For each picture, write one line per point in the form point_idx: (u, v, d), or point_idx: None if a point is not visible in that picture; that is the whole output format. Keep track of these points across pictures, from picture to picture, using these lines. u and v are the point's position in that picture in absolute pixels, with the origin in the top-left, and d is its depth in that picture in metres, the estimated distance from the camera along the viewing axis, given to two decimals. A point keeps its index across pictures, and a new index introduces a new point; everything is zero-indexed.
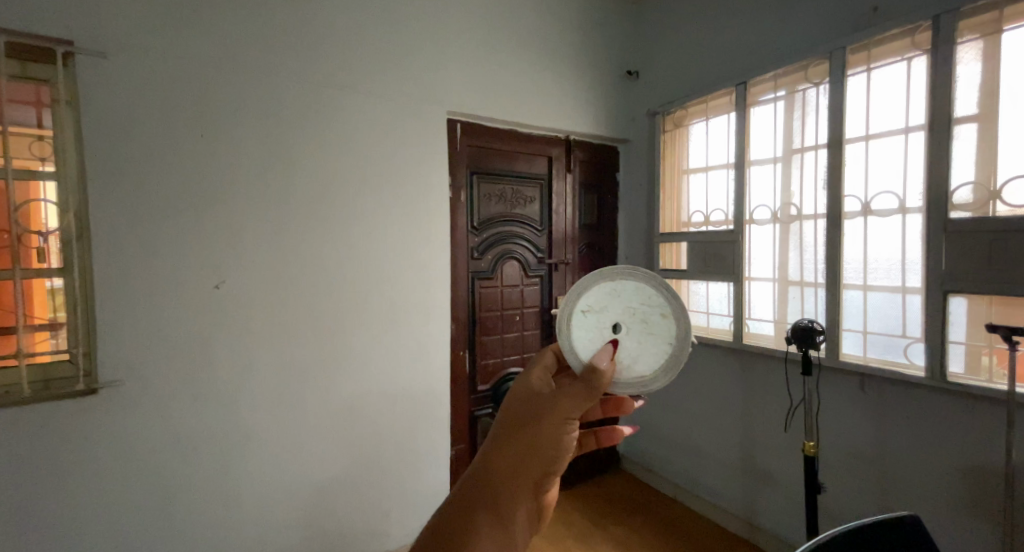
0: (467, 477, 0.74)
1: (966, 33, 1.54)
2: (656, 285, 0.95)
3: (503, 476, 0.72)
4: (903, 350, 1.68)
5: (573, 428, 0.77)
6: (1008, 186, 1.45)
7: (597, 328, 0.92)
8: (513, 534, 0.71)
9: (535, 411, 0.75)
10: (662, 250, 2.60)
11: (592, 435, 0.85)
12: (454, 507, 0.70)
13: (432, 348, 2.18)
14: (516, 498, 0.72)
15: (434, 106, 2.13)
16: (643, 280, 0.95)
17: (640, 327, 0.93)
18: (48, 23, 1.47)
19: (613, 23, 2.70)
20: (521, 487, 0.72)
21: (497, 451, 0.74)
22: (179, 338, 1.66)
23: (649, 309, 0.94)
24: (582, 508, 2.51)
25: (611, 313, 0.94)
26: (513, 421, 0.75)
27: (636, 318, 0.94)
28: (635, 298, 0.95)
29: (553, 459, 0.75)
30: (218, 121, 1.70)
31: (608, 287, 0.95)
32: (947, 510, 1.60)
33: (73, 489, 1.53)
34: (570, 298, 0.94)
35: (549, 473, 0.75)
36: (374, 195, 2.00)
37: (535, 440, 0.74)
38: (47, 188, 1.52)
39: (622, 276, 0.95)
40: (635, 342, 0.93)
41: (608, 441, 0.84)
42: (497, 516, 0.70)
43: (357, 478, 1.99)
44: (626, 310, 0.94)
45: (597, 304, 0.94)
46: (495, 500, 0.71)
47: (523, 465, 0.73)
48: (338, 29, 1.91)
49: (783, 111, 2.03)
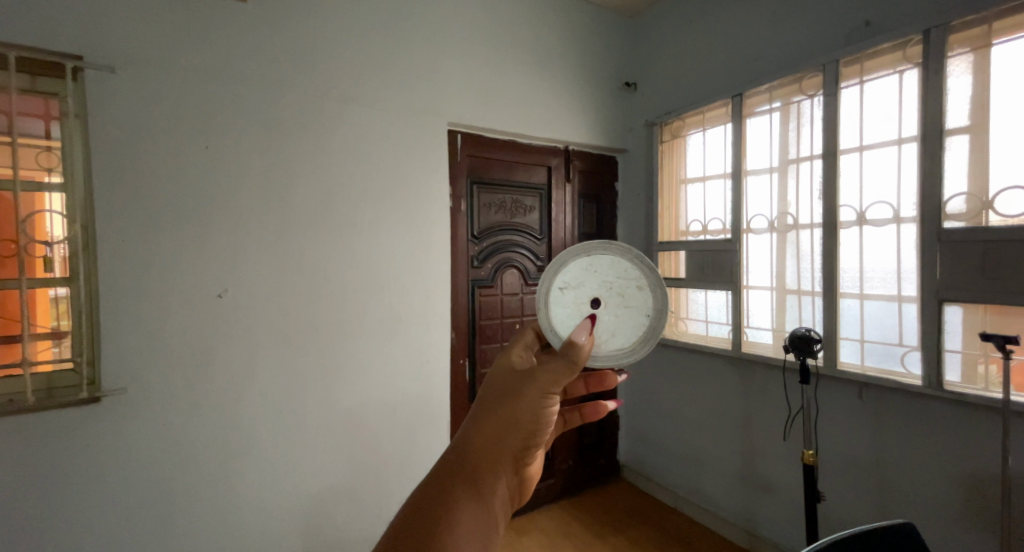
0: (449, 452, 0.77)
1: (956, 46, 1.57)
2: (631, 258, 1.04)
3: (484, 449, 0.75)
4: (900, 359, 1.70)
5: (553, 403, 0.82)
6: (999, 197, 1.47)
7: (575, 303, 1.02)
8: (494, 505, 0.74)
9: (517, 386, 0.80)
10: (662, 258, 2.62)
11: (578, 411, 1.00)
12: (435, 481, 0.73)
13: (432, 355, 2.19)
14: (496, 470, 0.75)
15: (434, 117, 2.17)
16: (618, 254, 1.05)
17: (617, 299, 1.04)
18: (58, 37, 1.50)
19: (612, 35, 2.75)
20: (503, 460, 0.76)
21: (478, 426, 0.77)
22: (181, 347, 1.67)
23: (625, 282, 1.04)
24: (583, 517, 2.50)
25: (589, 288, 1.04)
26: (494, 396, 0.79)
27: (613, 292, 1.04)
28: (611, 272, 1.05)
29: (532, 433, 0.79)
30: (223, 133, 1.73)
31: (585, 263, 1.05)
32: (945, 519, 1.60)
33: (76, 498, 1.54)
34: (548, 276, 1.04)
35: (529, 447, 0.79)
36: (374, 205, 2.03)
37: (517, 414, 0.78)
38: (53, 198, 1.54)
39: (596, 252, 1.05)
40: (613, 314, 1.03)
41: (592, 415, 1.00)
42: (478, 487, 0.73)
43: (358, 486, 1.99)
44: (603, 284, 1.04)
45: (574, 281, 1.04)
46: (476, 471, 0.73)
47: (505, 436, 0.77)
48: (341, 43, 1.95)
49: (779, 122, 2.06)
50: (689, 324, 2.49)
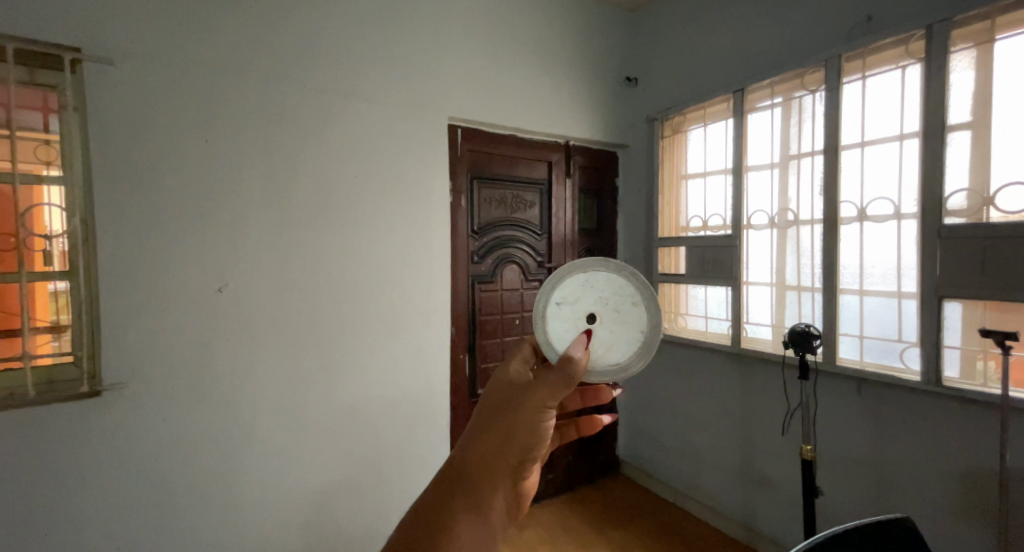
0: (447, 466, 0.76)
1: (959, 42, 1.56)
2: (627, 275, 1.05)
3: (481, 465, 0.74)
4: (899, 354, 1.70)
5: (550, 417, 0.80)
6: (1001, 193, 1.47)
7: (572, 318, 1.02)
8: (492, 520, 0.73)
9: (514, 400, 0.79)
10: (662, 254, 2.61)
11: (573, 425, 0.97)
12: (434, 496, 0.72)
13: (433, 349, 2.20)
14: (494, 485, 0.74)
15: (434, 112, 2.16)
16: (613, 271, 1.06)
17: (613, 315, 1.03)
18: (56, 29, 1.49)
19: (613, 30, 2.74)
20: (500, 474, 0.75)
21: (476, 441, 0.76)
22: (180, 342, 1.67)
23: (621, 298, 1.04)
24: (582, 512, 2.51)
25: (585, 304, 1.03)
26: (492, 411, 0.78)
27: (608, 307, 1.04)
28: (607, 288, 1.05)
29: (529, 448, 0.77)
30: (223, 128, 1.72)
31: (580, 279, 1.05)
32: (943, 514, 1.61)
33: (77, 493, 1.55)
34: (545, 291, 1.04)
35: (527, 461, 0.77)
36: (374, 200, 2.02)
37: (514, 429, 0.76)
38: (51, 192, 1.54)
39: (592, 268, 1.06)
40: (609, 330, 1.02)
41: (587, 429, 0.97)
42: (476, 502, 0.72)
43: (357, 480, 2.00)
44: (599, 299, 1.04)
45: (571, 296, 1.04)
46: (473, 486, 0.72)
47: (501, 450, 0.75)
48: (340, 37, 1.94)
49: (780, 117, 2.05)
50: (688, 319, 2.50)
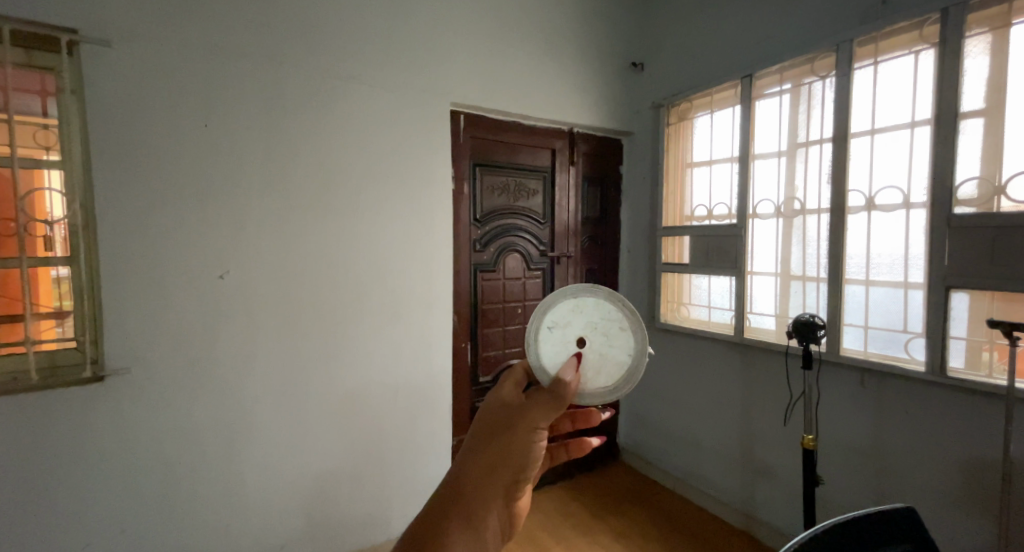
0: (442, 486, 0.74)
1: (974, 26, 1.52)
2: (615, 300, 1.01)
3: (476, 485, 0.73)
4: (903, 345, 1.69)
5: (541, 436, 0.80)
6: (1012, 182, 1.45)
7: (563, 343, 0.99)
8: (486, 539, 0.72)
9: (508, 420, 0.78)
10: (665, 244, 2.59)
11: (563, 447, 0.94)
12: (430, 516, 0.71)
13: (433, 336, 2.19)
14: (489, 505, 0.73)
15: (436, 98, 2.13)
16: (604, 296, 1.02)
17: (602, 339, 1.00)
18: (52, 9, 1.47)
19: (619, 14, 2.68)
20: (494, 494, 0.74)
21: (470, 460, 0.75)
22: (181, 329, 1.67)
23: (610, 322, 1.01)
24: (582, 499, 2.53)
25: (576, 328, 1.00)
26: (486, 430, 0.77)
27: (598, 332, 1.00)
28: (597, 312, 1.02)
29: (523, 466, 0.77)
30: (221, 113, 1.70)
31: (571, 304, 1.02)
32: (945, 504, 1.61)
33: (80, 476, 1.56)
34: (536, 315, 1.01)
35: (520, 480, 0.77)
36: (374, 186, 2.00)
37: (507, 449, 0.76)
38: (52, 176, 1.53)
39: (582, 293, 1.02)
40: (597, 354, 0.99)
41: (577, 452, 0.93)
42: (470, 523, 0.71)
43: (358, 467, 2.01)
44: (589, 324, 1.01)
45: (561, 320, 1.01)
46: (469, 506, 0.72)
47: (497, 469, 0.75)
48: (340, 19, 1.90)
49: (789, 104, 2.02)
50: (691, 309, 2.48)
